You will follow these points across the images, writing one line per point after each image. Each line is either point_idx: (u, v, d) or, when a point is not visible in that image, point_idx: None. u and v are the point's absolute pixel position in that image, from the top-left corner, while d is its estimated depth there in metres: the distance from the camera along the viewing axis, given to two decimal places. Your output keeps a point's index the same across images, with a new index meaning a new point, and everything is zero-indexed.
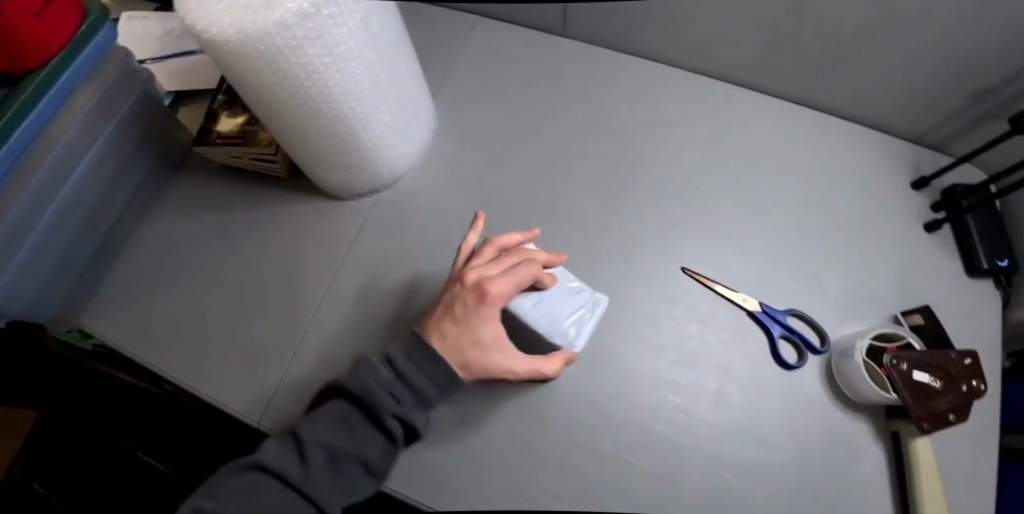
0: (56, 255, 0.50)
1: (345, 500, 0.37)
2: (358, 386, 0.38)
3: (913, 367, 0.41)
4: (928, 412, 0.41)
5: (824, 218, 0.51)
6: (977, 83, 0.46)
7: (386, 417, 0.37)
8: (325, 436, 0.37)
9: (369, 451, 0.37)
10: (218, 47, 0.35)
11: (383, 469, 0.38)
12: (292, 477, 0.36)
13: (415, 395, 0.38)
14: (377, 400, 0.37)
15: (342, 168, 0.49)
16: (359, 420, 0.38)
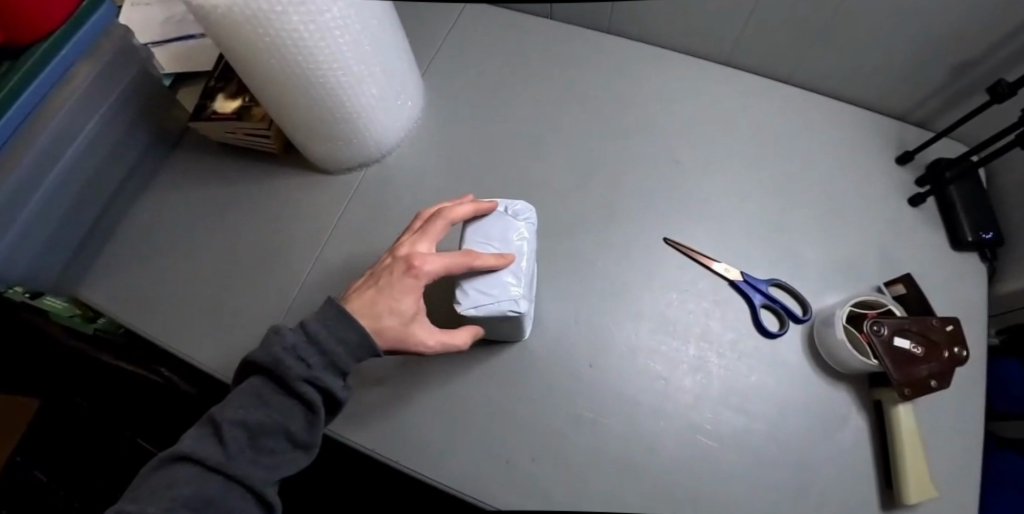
0: (54, 226, 0.52)
1: (274, 476, 0.34)
2: (262, 355, 0.35)
3: (894, 333, 0.41)
4: (909, 378, 0.40)
5: (806, 192, 0.51)
6: (957, 57, 0.47)
7: (297, 383, 0.34)
8: (240, 413, 0.34)
9: (292, 423, 0.35)
10: (205, 13, 0.36)
11: (309, 438, 0.35)
12: (211, 460, 0.33)
13: (327, 357, 0.36)
14: (284, 366, 0.34)
15: (331, 140, 0.50)
16: (271, 393, 0.35)
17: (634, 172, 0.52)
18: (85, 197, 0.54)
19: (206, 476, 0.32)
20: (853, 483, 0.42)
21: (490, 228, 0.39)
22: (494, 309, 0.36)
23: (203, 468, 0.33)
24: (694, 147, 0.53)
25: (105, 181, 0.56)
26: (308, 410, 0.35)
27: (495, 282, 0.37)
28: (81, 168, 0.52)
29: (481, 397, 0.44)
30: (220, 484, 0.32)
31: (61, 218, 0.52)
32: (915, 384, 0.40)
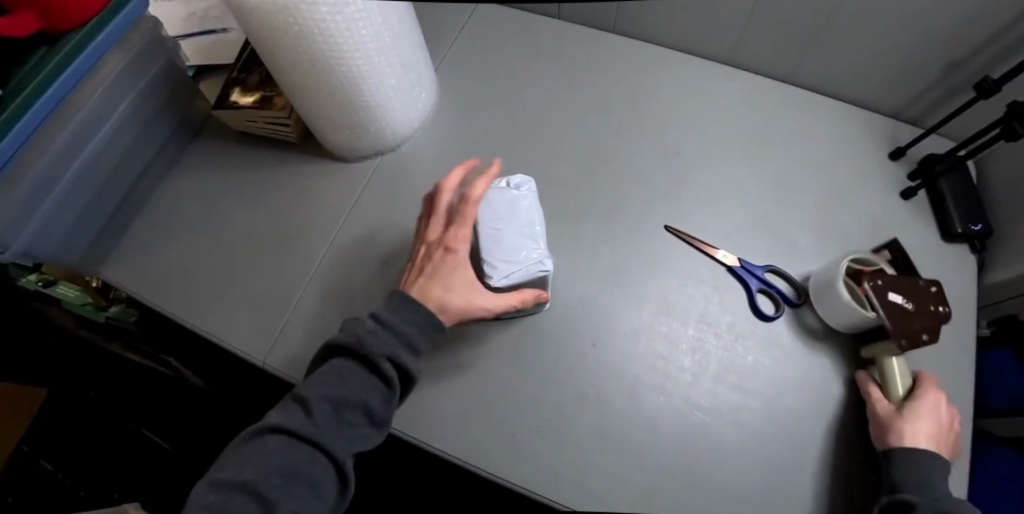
0: (82, 207, 0.54)
1: (354, 447, 0.36)
2: (346, 337, 0.37)
3: (889, 287, 0.43)
4: (903, 329, 0.41)
5: (802, 185, 0.53)
6: (946, 56, 0.49)
7: (381, 360, 0.36)
8: (326, 388, 0.36)
9: (370, 398, 0.36)
10: (241, 2, 0.38)
11: (385, 413, 0.37)
12: (299, 430, 0.35)
13: (405, 337, 0.37)
14: (371, 345, 0.36)
15: (349, 129, 0.53)
16: (350, 370, 0.36)
17: (636, 163, 0.54)
18: (110, 180, 0.56)
19: (292, 444, 0.34)
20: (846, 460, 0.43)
21: (497, 203, 0.40)
22: (524, 274, 0.39)
23: (292, 437, 0.35)
24: (695, 140, 0.55)
25: (130, 165, 0.58)
26: (386, 385, 0.36)
27: (517, 251, 0.39)
28: (108, 152, 0.55)
29: (487, 372, 0.46)
30: (308, 454, 0.34)
31: (88, 199, 0.55)
32: (905, 334, 0.41)
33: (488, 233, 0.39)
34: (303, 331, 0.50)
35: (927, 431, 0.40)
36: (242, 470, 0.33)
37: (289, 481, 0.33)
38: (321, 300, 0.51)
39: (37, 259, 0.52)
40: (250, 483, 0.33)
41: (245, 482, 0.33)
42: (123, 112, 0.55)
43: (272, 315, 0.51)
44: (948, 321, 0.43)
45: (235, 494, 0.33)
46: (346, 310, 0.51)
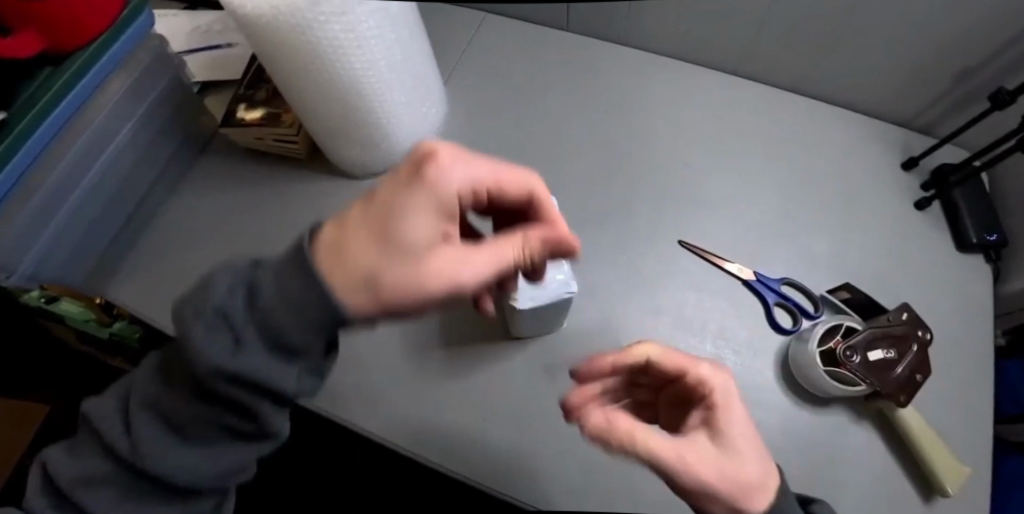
0: (86, 227, 0.54)
1: (210, 466, 0.30)
2: (185, 304, 0.27)
3: (865, 351, 0.42)
4: (894, 387, 0.42)
5: (813, 195, 0.53)
6: (959, 65, 0.49)
7: (211, 380, 0.26)
8: (166, 410, 0.29)
9: (222, 418, 0.28)
10: (253, 22, 0.38)
11: (256, 432, 0.30)
12: (124, 451, 0.30)
13: (260, 334, 0.26)
14: (195, 351, 0.25)
15: (360, 146, 0.53)
16: (182, 397, 0.28)
17: (648, 175, 0.54)
18: (115, 198, 0.56)
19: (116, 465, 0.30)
20: (868, 480, 0.43)
21: (513, 221, 0.39)
22: (549, 297, 0.37)
23: (116, 461, 0.30)
24: (706, 151, 0.55)
25: (134, 184, 0.57)
26: (244, 420, 0.29)
27: (540, 274, 0.38)
28: (112, 172, 0.54)
29: (503, 392, 0.45)
30: (137, 478, 0.30)
31: (93, 220, 0.54)
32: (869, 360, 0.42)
33: None
34: None
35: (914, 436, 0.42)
36: (71, 472, 0.31)
37: (127, 496, 0.31)
38: None
39: (41, 281, 0.51)
40: (74, 492, 0.31)
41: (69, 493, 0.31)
42: (128, 131, 0.54)
43: None
44: (932, 342, 0.43)
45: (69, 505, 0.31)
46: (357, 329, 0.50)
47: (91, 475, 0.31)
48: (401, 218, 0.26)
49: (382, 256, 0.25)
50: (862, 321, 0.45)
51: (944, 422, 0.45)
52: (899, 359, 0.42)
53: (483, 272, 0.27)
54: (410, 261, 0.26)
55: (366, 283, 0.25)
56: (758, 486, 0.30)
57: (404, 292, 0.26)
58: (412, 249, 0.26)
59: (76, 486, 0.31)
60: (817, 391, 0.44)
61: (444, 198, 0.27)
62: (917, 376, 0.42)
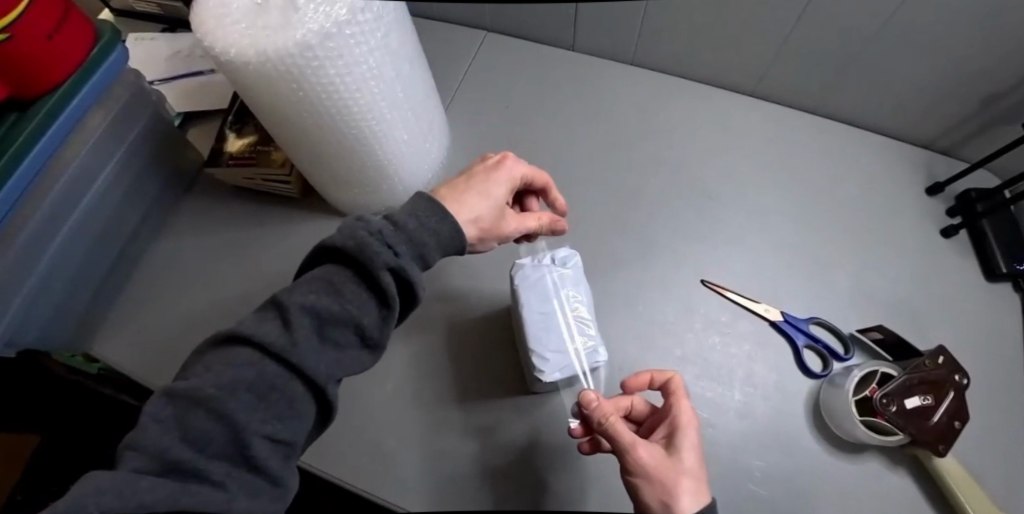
0: (67, 283, 0.49)
1: (341, 369, 0.33)
2: (343, 238, 0.33)
3: (902, 399, 0.40)
4: (931, 435, 0.40)
5: (836, 225, 0.51)
6: (984, 92, 0.47)
7: (381, 272, 0.32)
8: (309, 299, 0.31)
9: (364, 316, 0.33)
10: (238, 70, 0.34)
11: (380, 336, 0.34)
12: (275, 343, 0.30)
13: (414, 250, 0.34)
14: (372, 253, 0.32)
15: (359, 186, 0.49)
16: (342, 279, 0.33)
17: (664, 208, 0.52)
18: (97, 248, 0.52)
19: (267, 363, 0.30)
20: None
21: (541, 282, 0.40)
22: (576, 368, 0.38)
23: (266, 353, 0.30)
24: (724, 181, 0.53)
25: (117, 230, 0.53)
26: (382, 305, 0.33)
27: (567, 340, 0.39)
28: (92, 220, 0.50)
29: (525, 452, 0.43)
30: (279, 372, 0.30)
31: (73, 274, 0.50)
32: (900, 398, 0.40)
33: (537, 320, 0.39)
34: None
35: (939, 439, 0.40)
36: (205, 383, 0.29)
37: (261, 397, 0.30)
38: None
39: (19, 346, 0.47)
40: (213, 399, 0.28)
41: (206, 398, 0.28)
42: (107, 176, 0.50)
43: None
44: (967, 386, 0.42)
45: (198, 413, 0.28)
46: (364, 387, 0.46)
47: (234, 378, 0.29)
48: (488, 188, 0.40)
49: (478, 201, 0.39)
50: (896, 365, 0.43)
51: (985, 467, 0.43)
52: (934, 406, 0.40)
53: (520, 227, 0.43)
54: (496, 213, 0.41)
55: (477, 220, 0.39)
56: (678, 484, 0.32)
57: (493, 234, 0.41)
58: (495, 210, 0.40)
59: (218, 392, 0.29)
60: (843, 433, 0.42)
61: (514, 179, 0.42)
62: (956, 422, 0.40)
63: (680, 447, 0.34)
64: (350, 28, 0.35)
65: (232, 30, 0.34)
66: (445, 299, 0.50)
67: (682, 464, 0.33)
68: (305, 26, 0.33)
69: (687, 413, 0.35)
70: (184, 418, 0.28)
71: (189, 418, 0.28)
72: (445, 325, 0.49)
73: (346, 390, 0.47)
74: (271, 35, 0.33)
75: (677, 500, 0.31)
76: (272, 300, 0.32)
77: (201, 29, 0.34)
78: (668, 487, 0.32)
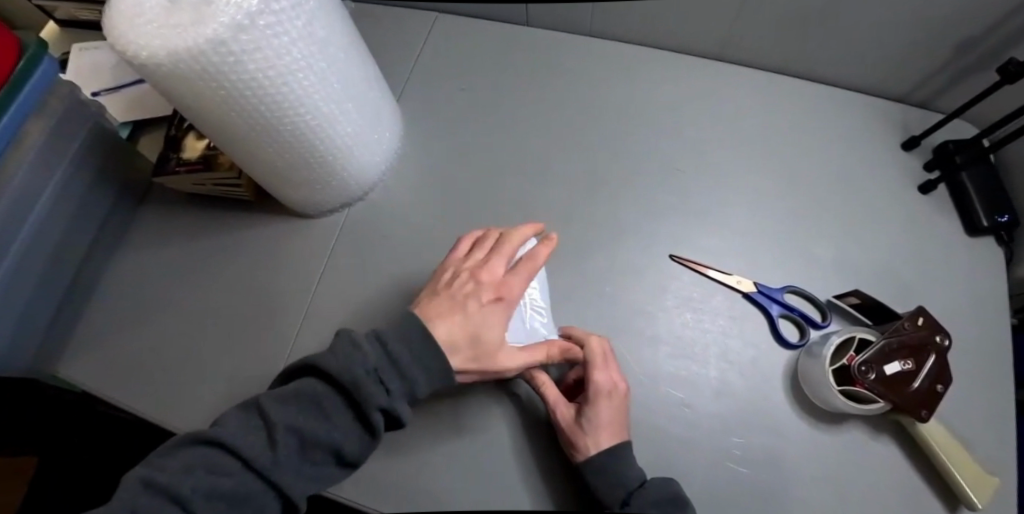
0: (23, 306, 0.48)
1: (315, 487, 0.32)
2: (340, 371, 0.30)
3: (882, 365, 0.38)
4: (912, 401, 0.38)
5: (807, 186, 0.49)
6: (956, 39, 0.44)
7: (372, 412, 0.30)
8: (296, 419, 0.30)
9: (347, 444, 0.31)
10: (151, 72, 0.32)
11: (360, 460, 0.32)
12: (258, 457, 0.29)
13: (406, 386, 0.32)
14: (365, 393, 0.30)
15: (307, 184, 0.47)
16: (332, 404, 0.31)
17: (630, 182, 0.50)
18: (53, 267, 0.50)
19: (247, 474, 0.29)
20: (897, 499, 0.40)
21: None
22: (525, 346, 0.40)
23: (246, 464, 0.29)
24: (691, 152, 0.51)
25: (71, 248, 0.52)
26: (365, 434, 0.32)
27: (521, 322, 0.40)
28: (42, 240, 0.48)
29: (496, 449, 0.41)
30: (257, 484, 0.29)
31: (29, 295, 0.48)
32: (886, 367, 0.39)
33: None
34: None
35: (923, 402, 0.39)
36: (184, 484, 0.28)
37: (234, 504, 0.29)
38: None
39: None
40: (188, 502, 0.28)
41: (182, 500, 0.28)
42: (53, 192, 0.48)
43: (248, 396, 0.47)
44: (948, 347, 0.40)
45: (170, 508, 0.28)
46: None
47: (211, 488, 0.28)
48: (462, 305, 0.34)
49: (451, 322, 0.34)
50: (874, 329, 0.41)
51: (974, 428, 0.41)
52: (914, 370, 0.39)
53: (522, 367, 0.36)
54: (478, 344, 0.34)
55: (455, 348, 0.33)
56: (582, 442, 0.36)
57: (485, 367, 0.35)
58: (471, 322, 0.34)
59: (194, 496, 0.28)
60: (824, 405, 0.41)
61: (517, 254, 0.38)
62: (938, 386, 0.39)
63: (588, 410, 0.37)
64: (264, 19, 0.33)
65: (141, 29, 0.32)
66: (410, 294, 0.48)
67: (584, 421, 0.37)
68: (214, 19, 0.31)
69: (603, 376, 0.37)
70: (153, 510, 0.27)
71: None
72: None
73: None
74: (180, 32, 0.31)
75: (578, 451, 0.37)
76: (263, 406, 0.31)
77: (112, 33, 0.32)
78: (574, 442, 0.37)
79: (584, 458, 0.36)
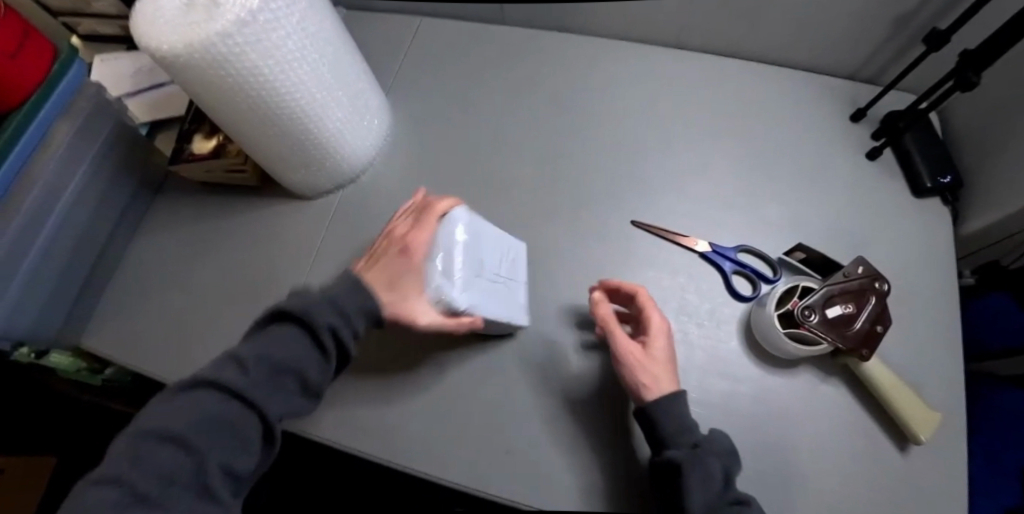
0: (52, 280, 0.54)
1: (286, 411, 0.35)
2: (296, 305, 0.36)
3: (824, 309, 0.42)
4: (856, 340, 0.41)
5: (760, 156, 0.53)
6: (894, 13, 0.48)
7: (324, 331, 0.35)
8: (263, 349, 0.35)
9: (310, 367, 0.35)
10: (169, 62, 0.38)
11: (325, 385, 0.37)
12: (233, 385, 0.33)
13: (358, 313, 0.36)
14: (318, 318, 0.35)
15: (305, 166, 0.52)
16: (294, 335, 0.35)
17: (596, 157, 0.54)
18: (79, 249, 0.56)
19: (229, 402, 0.33)
20: (846, 438, 0.42)
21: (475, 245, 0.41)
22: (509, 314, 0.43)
23: (228, 396, 0.33)
24: (654, 129, 0.55)
25: (95, 233, 0.58)
26: (324, 358, 0.36)
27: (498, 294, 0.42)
28: (70, 223, 0.54)
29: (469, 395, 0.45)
30: (236, 411, 0.33)
31: (56, 274, 0.54)
32: (828, 310, 0.42)
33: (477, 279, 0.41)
34: None
35: (867, 342, 0.41)
36: (173, 423, 0.31)
37: (218, 433, 0.32)
38: None
39: (11, 340, 0.51)
40: (181, 437, 0.31)
41: (174, 436, 0.31)
42: (80, 180, 0.54)
43: None
44: (888, 293, 0.43)
45: (164, 450, 0.31)
46: None
47: (198, 420, 0.32)
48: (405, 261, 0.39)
49: (406, 276, 0.38)
50: (819, 279, 0.45)
51: (919, 372, 0.44)
52: (856, 314, 0.42)
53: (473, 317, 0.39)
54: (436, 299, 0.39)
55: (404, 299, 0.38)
56: (660, 374, 0.39)
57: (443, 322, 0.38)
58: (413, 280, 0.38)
59: (183, 432, 0.31)
60: (776, 351, 0.43)
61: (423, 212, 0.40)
62: (878, 327, 0.42)
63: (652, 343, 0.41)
64: (264, 15, 0.39)
65: (162, 28, 0.37)
66: None
67: (657, 356, 0.40)
68: (222, 17, 0.37)
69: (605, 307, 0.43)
70: (150, 455, 0.31)
71: (154, 453, 0.31)
72: None
73: None
74: (194, 28, 0.37)
75: (660, 380, 0.39)
76: (234, 348, 0.35)
77: (136, 32, 0.37)
78: (654, 374, 0.39)
79: (671, 387, 0.39)
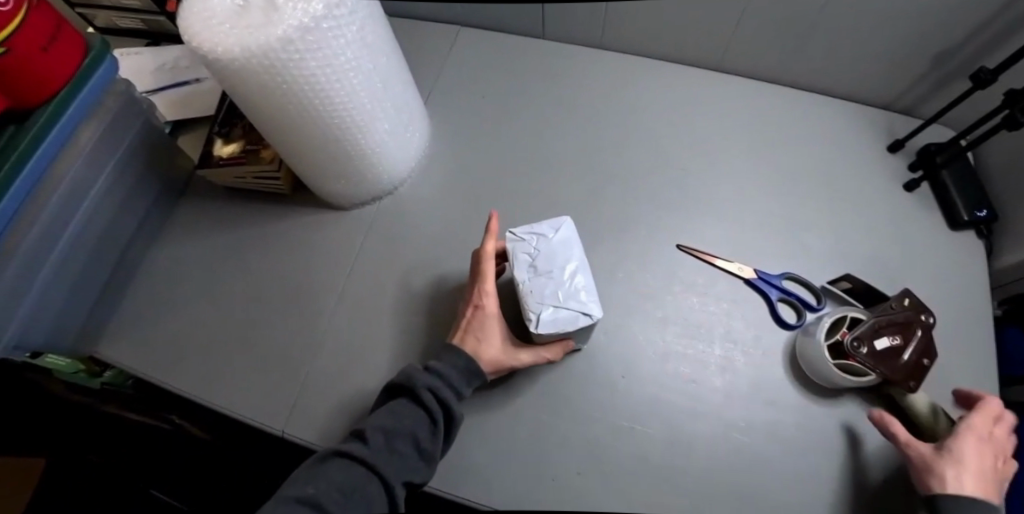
0: (70, 285, 0.51)
1: (407, 476, 0.38)
2: (403, 375, 0.42)
3: (872, 340, 0.42)
4: (903, 372, 0.41)
5: (801, 183, 0.54)
6: (937, 48, 0.49)
7: (422, 390, 0.40)
8: (380, 419, 0.40)
9: (420, 431, 0.39)
10: (224, 68, 0.36)
11: (433, 449, 0.39)
12: (359, 454, 0.38)
13: (448, 375, 0.41)
14: (416, 378, 0.41)
15: (343, 176, 0.51)
16: (402, 403, 0.41)
17: (639, 177, 0.54)
18: (98, 253, 0.54)
19: (354, 468, 0.38)
20: (891, 470, 0.43)
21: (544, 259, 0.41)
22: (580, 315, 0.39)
23: (353, 462, 0.38)
24: (696, 152, 0.55)
25: (116, 236, 0.56)
26: (431, 420, 0.40)
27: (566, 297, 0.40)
28: (91, 226, 0.52)
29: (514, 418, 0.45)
30: (364, 475, 0.38)
31: (75, 278, 0.52)
32: (876, 341, 0.42)
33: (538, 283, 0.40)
34: (321, 399, 0.48)
35: (914, 374, 0.42)
36: (305, 487, 0.37)
37: (347, 495, 0.37)
38: (336, 352, 0.50)
39: (26, 348, 0.48)
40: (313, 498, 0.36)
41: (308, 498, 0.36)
42: (104, 182, 0.52)
43: (277, 372, 0.50)
44: (933, 326, 0.44)
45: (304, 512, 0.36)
46: (355, 367, 0.49)
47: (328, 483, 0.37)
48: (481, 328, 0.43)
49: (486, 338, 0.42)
50: (865, 310, 0.45)
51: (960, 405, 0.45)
52: (904, 346, 0.42)
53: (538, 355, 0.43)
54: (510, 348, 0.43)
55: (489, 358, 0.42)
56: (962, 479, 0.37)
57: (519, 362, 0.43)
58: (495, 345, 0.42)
59: (316, 492, 0.36)
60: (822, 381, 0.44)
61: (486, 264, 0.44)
62: (925, 360, 0.42)
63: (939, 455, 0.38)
64: (326, 23, 0.37)
65: (217, 29, 0.35)
66: (436, 278, 0.52)
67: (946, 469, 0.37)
68: (285, 22, 0.36)
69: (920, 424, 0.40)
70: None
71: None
72: (437, 302, 0.51)
73: (337, 370, 0.49)
74: (253, 31, 0.35)
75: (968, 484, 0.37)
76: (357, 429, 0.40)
77: (187, 33, 0.35)
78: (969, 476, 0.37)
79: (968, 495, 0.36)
